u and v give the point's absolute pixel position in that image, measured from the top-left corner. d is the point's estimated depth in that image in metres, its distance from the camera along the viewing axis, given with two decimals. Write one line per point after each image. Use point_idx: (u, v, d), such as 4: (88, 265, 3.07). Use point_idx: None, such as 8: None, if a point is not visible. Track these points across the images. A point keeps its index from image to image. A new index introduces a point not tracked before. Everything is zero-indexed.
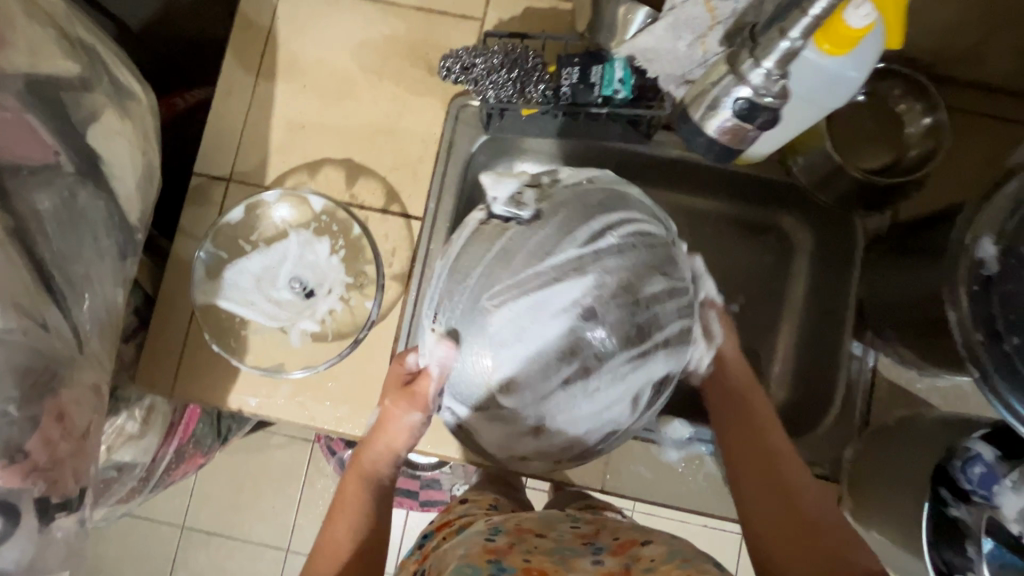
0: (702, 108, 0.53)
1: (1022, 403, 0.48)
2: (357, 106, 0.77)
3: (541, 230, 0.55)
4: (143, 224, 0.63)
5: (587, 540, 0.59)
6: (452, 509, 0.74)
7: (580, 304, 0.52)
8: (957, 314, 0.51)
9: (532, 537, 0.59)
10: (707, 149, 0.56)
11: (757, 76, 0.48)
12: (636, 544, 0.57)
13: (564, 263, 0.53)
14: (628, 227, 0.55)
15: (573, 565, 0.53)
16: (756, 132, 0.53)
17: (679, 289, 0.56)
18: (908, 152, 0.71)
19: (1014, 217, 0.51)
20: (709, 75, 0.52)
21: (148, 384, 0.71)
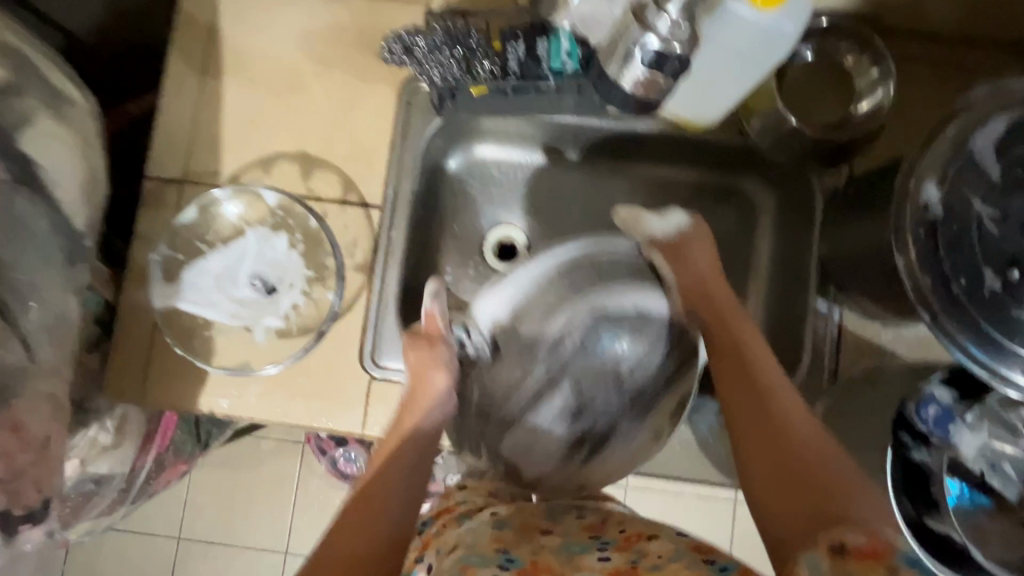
0: (617, 64, 0.59)
1: (972, 340, 0.49)
2: (307, 97, 0.76)
3: (503, 361, 0.69)
4: (92, 228, 0.62)
5: (594, 532, 0.60)
6: (450, 492, 0.69)
7: (566, 411, 0.71)
8: (905, 260, 0.51)
9: (539, 535, 0.59)
10: (625, 102, 0.62)
11: (663, 24, 0.55)
12: (643, 539, 0.57)
13: (539, 384, 0.70)
14: (597, 309, 0.68)
15: (580, 563, 0.55)
16: (668, 82, 0.59)
17: (660, 339, 0.69)
18: (858, 106, 0.71)
19: (954, 160, 0.51)
20: (621, 31, 0.58)
21: (115, 393, 0.70)
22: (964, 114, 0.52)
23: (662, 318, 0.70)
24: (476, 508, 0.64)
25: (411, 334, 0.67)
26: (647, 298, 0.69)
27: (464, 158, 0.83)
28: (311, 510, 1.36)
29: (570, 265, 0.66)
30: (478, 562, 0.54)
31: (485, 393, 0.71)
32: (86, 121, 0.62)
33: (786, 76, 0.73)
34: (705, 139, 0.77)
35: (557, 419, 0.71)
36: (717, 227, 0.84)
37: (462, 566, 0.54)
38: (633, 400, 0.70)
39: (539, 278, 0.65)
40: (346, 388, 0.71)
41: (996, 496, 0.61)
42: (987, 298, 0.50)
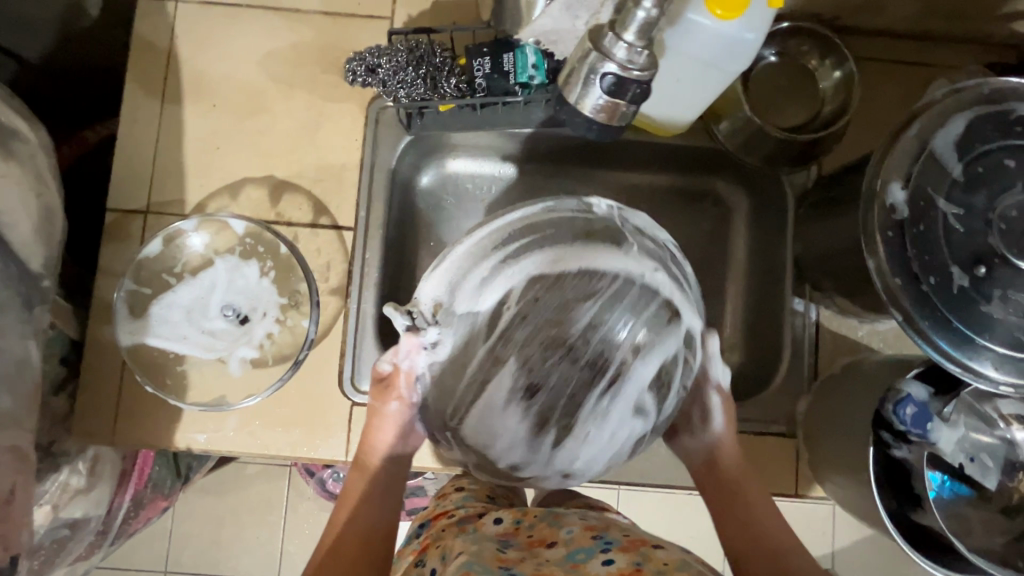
0: (576, 89, 0.49)
1: (944, 339, 0.50)
2: (273, 119, 0.74)
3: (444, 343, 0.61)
4: (49, 268, 0.60)
5: (597, 533, 0.60)
6: (448, 496, 0.72)
7: (519, 388, 0.61)
8: (875, 260, 0.52)
9: (543, 550, 0.59)
10: (585, 129, 0.53)
11: (621, 50, 0.46)
12: (648, 545, 0.56)
13: (481, 363, 0.60)
14: (529, 272, 0.59)
15: (583, 570, 0.54)
16: (631, 109, 0.49)
17: (615, 302, 0.60)
18: (822, 107, 0.73)
19: (918, 160, 0.52)
20: (574, 54, 0.49)
21: (86, 435, 0.68)
22: (925, 114, 0.53)
23: (617, 276, 0.59)
24: (476, 513, 0.66)
25: (374, 380, 0.65)
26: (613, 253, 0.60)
27: (436, 173, 0.82)
28: (302, 534, 1.33)
29: (501, 236, 0.60)
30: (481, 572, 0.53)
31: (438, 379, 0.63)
32: (37, 156, 0.59)
33: (751, 79, 0.74)
34: (676, 145, 0.78)
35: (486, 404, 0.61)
36: (694, 230, 0.84)
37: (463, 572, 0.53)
38: (593, 380, 0.61)
39: (472, 253, 0.60)
40: (327, 415, 0.70)
41: (976, 485, 0.62)
42: (955, 294, 0.51)
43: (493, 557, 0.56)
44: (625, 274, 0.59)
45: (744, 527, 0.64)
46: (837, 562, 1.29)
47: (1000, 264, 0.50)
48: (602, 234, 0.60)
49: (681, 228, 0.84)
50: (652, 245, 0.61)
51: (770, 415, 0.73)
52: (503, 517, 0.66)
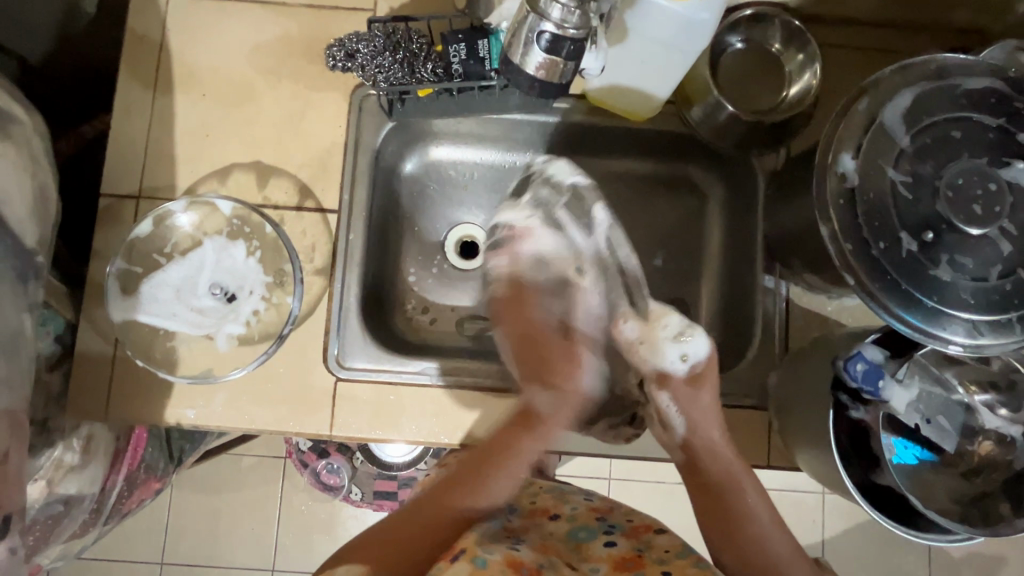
0: (519, 50, 0.58)
1: (897, 302, 0.52)
2: (260, 108, 0.77)
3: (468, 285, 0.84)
4: (43, 245, 0.63)
5: (599, 514, 0.69)
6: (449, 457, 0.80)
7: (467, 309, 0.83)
8: (829, 227, 0.54)
9: (546, 522, 0.69)
10: (530, 88, 0.60)
11: (556, 11, 0.54)
12: (652, 531, 0.65)
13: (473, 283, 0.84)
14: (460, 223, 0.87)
15: (586, 552, 0.65)
16: (569, 66, 0.58)
17: (496, 246, 0.81)
18: (788, 90, 0.75)
19: (868, 131, 0.55)
20: (518, 18, 0.57)
21: (80, 410, 0.70)
22: (873, 90, 0.56)
23: (505, 226, 0.81)
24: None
25: (514, 298, 0.80)
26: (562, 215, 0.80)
27: (420, 160, 0.86)
28: (297, 524, 1.35)
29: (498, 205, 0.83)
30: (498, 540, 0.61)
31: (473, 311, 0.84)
32: (31, 139, 0.62)
33: (721, 64, 0.76)
34: (650, 129, 0.81)
35: (455, 328, 0.84)
36: (669, 214, 0.87)
37: (489, 531, 0.62)
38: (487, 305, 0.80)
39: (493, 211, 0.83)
40: (311, 390, 0.72)
41: (936, 450, 0.64)
42: (905, 259, 0.53)
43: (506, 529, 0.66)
44: (501, 223, 0.81)
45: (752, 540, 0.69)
46: (827, 553, 1.29)
47: (948, 229, 0.53)
48: (535, 188, 0.81)
49: (657, 212, 0.87)
50: (553, 195, 0.80)
51: (743, 388, 0.75)
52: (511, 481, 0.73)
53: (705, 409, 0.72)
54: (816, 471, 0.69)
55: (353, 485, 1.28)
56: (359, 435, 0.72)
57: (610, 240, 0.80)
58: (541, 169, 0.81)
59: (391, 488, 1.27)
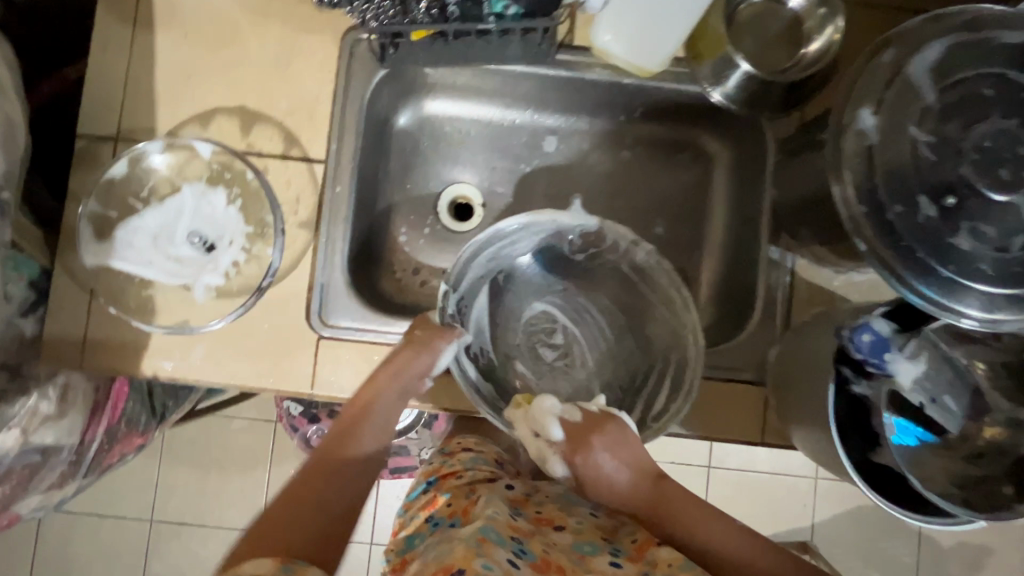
0: None
1: (910, 274, 0.49)
2: (245, 50, 0.73)
3: (528, 331, 0.78)
4: (10, 182, 0.60)
5: (607, 537, 0.61)
6: (458, 456, 0.75)
7: (530, 353, 0.77)
8: (841, 189, 0.50)
9: (551, 532, 0.61)
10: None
11: None
12: (653, 548, 0.59)
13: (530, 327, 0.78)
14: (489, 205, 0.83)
15: (590, 565, 0.56)
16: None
17: (519, 287, 0.78)
18: (807, 47, 0.70)
19: (892, 85, 0.51)
20: None
21: (53, 357, 0.68)
22: (899, 41, 0.52)
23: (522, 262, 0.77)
24: (485, 477, 0.69)
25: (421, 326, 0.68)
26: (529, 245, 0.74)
27: (415, 115, 0.82)
28: None
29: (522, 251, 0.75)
30: (497, 539, 0.54)
31: (523, 342, 0.78)
32: None
33: (737, 17, 0.71)
34: (655, 89, 0.76)
35: None
36: (672, 180, 0.83)
37: (479, 536, 0.55)
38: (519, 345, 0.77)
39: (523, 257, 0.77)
40: (292, 347, 0.70)
41: (938, 432, 0.62)
42: (922, 224, 0.49)
43: (507, 525, 0.57)
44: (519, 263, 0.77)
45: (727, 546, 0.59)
46: (817, 537, 1.28)
47: (971, 194, 0.49)
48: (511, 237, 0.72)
49: (660, 177, 0.83)
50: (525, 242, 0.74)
51: (740, 362, 0.73)
52: (515, 485, 0.68)
53: (610, 475, 0.63)
54: (811, 450, 0.66)
55: None
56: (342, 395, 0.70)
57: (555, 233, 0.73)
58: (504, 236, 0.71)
59: None
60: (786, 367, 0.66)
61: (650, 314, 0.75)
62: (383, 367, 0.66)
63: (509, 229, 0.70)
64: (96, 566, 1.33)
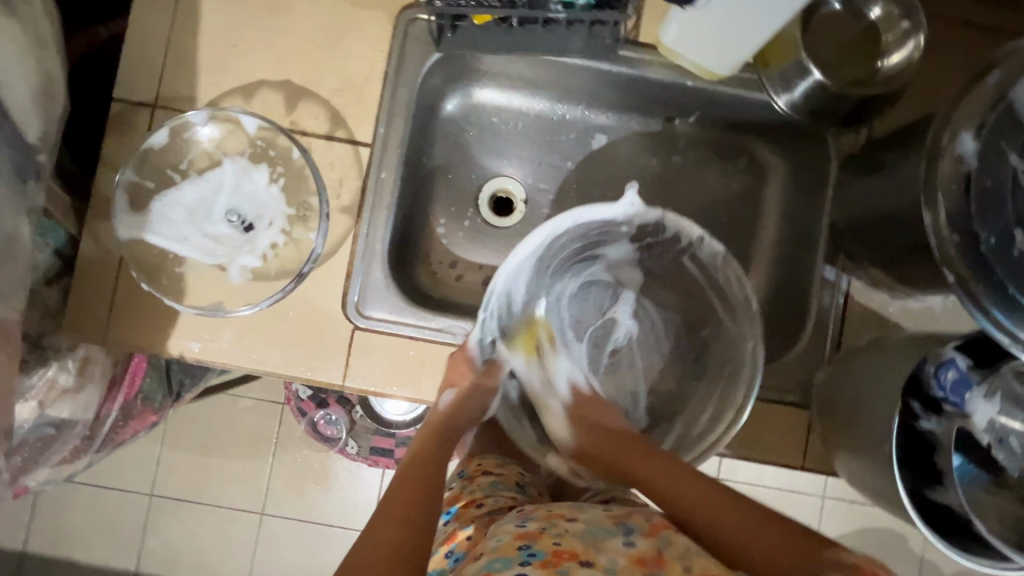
0: None
1: (1001, 309, 0.46)
2: (295, 20, 0.69)
3: (584, 317, 0.79)
4: (47, 144, 0.57)
5: (620, 518, 0.57)
6: (476, 481, 0.71)
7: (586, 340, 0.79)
8: (933, 215, 0.48)
9: (561, 522, 0.56)
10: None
11: None
12: (672, 529, 0.55)
13: (587, 312, 0.79)
14: (534, 200, 0.80)
15: (604, 547, 0.53)
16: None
17: (580, 271, 0.76)
18: (885, 60, 0.67)
19: (994, 110, 0.48)
20: None
21: (75, 329, 0.65)
22: (1006, 62, 0.49)
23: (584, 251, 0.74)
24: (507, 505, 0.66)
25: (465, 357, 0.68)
26: (569, 243, 0.71)
27: (462, 101, 0.79)
28: (289, 471, 1.33)
29: (588, 236, 0.71)
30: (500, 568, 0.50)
31: (579, 328, 0.79)
32: (40, 20, 0.55)
33: (813, 24, 0.69)
34: (719, 93, 0.72)
35: (482, 287, 0.78)
36: (724, 188, 0.80)
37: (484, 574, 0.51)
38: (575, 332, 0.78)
39: (581, 251, 0.74)
40: (327, 336, 0.67)
41: (995, 471, 0.60)
42: (1016, 259, 0.47)
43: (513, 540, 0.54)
44: (581, 249, 0.74)
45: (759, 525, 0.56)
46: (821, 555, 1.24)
47: None
48: (577, 231, 0.69)
49: (712, 185, 0.80)
50: (593, 233, 0.70)
51: (786, 384, 0.70)
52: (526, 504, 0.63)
53: (591, 427, 0.71)
54: (856, 480, 0.64)
55: (350, 439, 1.25)
56: (377, 390, 0.67)
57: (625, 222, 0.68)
58: (569, 232, 0.68)
59: (388, 445, 1.24)
60: (837, 391, 0.64)
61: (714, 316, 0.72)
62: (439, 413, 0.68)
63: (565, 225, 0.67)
64: (93, 537, 1.31)
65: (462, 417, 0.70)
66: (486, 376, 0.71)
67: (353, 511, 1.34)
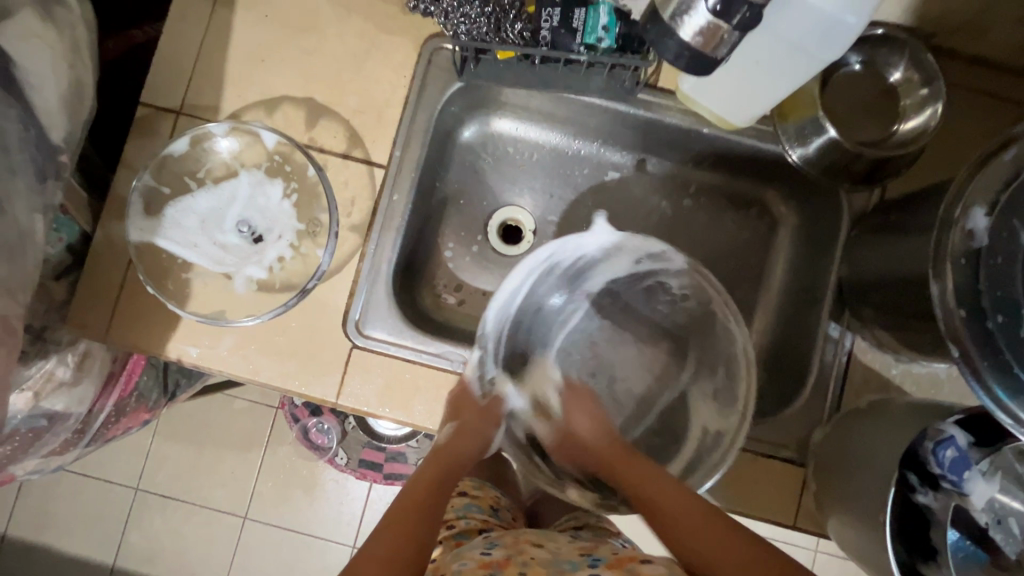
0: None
1: (1005, 389, 0.45)
2: (323, 40, 0.71)
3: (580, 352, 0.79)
4: (71, 145, 0.58)
5: (586, 552, 0.58)
6: (452, 503, 0.74)
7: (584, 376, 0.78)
8: (941, 288, 0.48)
9: (529, 548, 0.59)
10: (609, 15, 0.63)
11: None
12: (636, 561, 0.54)
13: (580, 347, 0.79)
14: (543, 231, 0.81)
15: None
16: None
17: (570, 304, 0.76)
18: (901, 125, 0.68)
19: (1010, 187, 0.48)
20: None
21: (78, 325, 0.65)
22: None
23: (573, 282, 0.74)
24: (477, 528, 0.68)
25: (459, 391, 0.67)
26: (559, 279, 0.72)
27: (480, 129, 0.80)
28: (274, 478, 1.32)
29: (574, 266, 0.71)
30: None
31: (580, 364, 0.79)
32: (77, 26, 0.57)
33: (832, 83, 0.70)
34: (734, 143, 0.73)
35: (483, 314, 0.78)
36: (732, 235, 0.80)
37: None
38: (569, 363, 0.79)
39: (566, 283, 0.73)
40: (324, 353, 0.67)
41: (992, 551, 0.59)
42: None
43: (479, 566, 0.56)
44: (569, 280, 0.73)
45: (678, 509, 0.58)
46: None
47: None
48: (565, 256, 0.69)
49: (720, 231, 0.80)
50: (577, 261, 0.70)
51: (783, 440, 0.69)
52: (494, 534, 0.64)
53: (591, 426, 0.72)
54: (847, 547, 0.63)
55: (341, 450, 1.25)
56: (368, 411, 0.67)
57: (606, 250, 0.69)
58: (558, 254, 0.67)
59: (377, 459, 1.24)
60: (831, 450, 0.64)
61: (713, 343, 0.71)
62: (443, 445, 0.68)
63: (557, 248, 0.67)
64: (75, 527, 1.30)
65: (461, 454, 0.69)
66: (485, 410, 0.71)
67: (335, 524, 1.32)
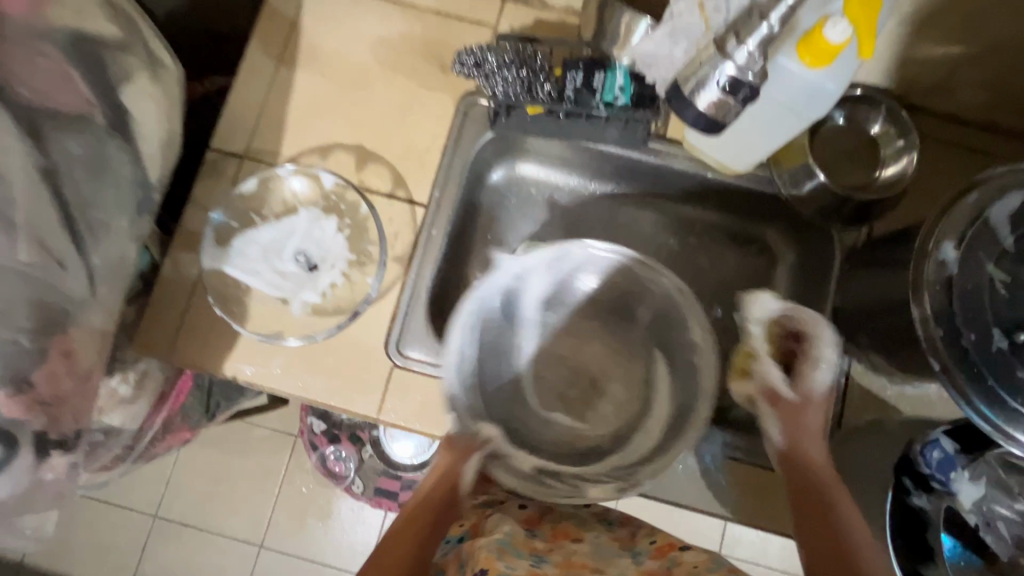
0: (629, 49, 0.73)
1: (984, 401, 0.52)
2: (371, 96, 0.81)
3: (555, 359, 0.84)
4: (161, 184, 0.69)
5: (625, 543, 0.69)
6: None
7: (560, 384, 0.82)
8: (920, 311, 0.55)
9: (570, 545, 0.66)
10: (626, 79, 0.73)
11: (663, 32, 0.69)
12: (676, 548, 0.66)
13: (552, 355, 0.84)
14: None
15: (612, 562, 0.64)
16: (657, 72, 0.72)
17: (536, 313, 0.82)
18: (881, 170, 0.77)
19: (973, 225, 0.56)
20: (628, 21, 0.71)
21: (144, 345, 0.72)
22: (983, 186, 0.58)
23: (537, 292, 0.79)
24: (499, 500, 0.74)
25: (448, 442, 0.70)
26: (497, 311, 0.76)
27: (506, 173, 0.89)
28: (291, 505, 1.35)
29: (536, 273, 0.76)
30: (514, 552, 0.60)
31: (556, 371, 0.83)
32: (173, 86, 0.69)
33: (819, 135, 0.79)
34: (735, 185, 0.82)
35: None
36: (736, 268, 0.88)
37: (498, 546, 0.61)
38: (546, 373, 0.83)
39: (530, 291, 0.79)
40: (367, 371, 0.73)
41: (987, 555, 0.65)
42: (994, 354, 0.53)
43: (524, 544, 0.63)
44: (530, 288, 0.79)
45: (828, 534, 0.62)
46: None
47: None
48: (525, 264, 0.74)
49: (725, 264, 0.88)
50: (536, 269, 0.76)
51: None
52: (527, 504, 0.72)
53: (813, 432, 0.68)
54: None
55: (356, 478, 1.27)
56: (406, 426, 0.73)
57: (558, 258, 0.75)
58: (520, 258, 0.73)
59: (393, 487, 1.26)
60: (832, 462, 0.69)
61: (672, 338, 0.77)
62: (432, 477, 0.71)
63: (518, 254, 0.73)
64: (94, 554, 1.32)
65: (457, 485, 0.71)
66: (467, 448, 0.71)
67: (349, 553, 1.34)
